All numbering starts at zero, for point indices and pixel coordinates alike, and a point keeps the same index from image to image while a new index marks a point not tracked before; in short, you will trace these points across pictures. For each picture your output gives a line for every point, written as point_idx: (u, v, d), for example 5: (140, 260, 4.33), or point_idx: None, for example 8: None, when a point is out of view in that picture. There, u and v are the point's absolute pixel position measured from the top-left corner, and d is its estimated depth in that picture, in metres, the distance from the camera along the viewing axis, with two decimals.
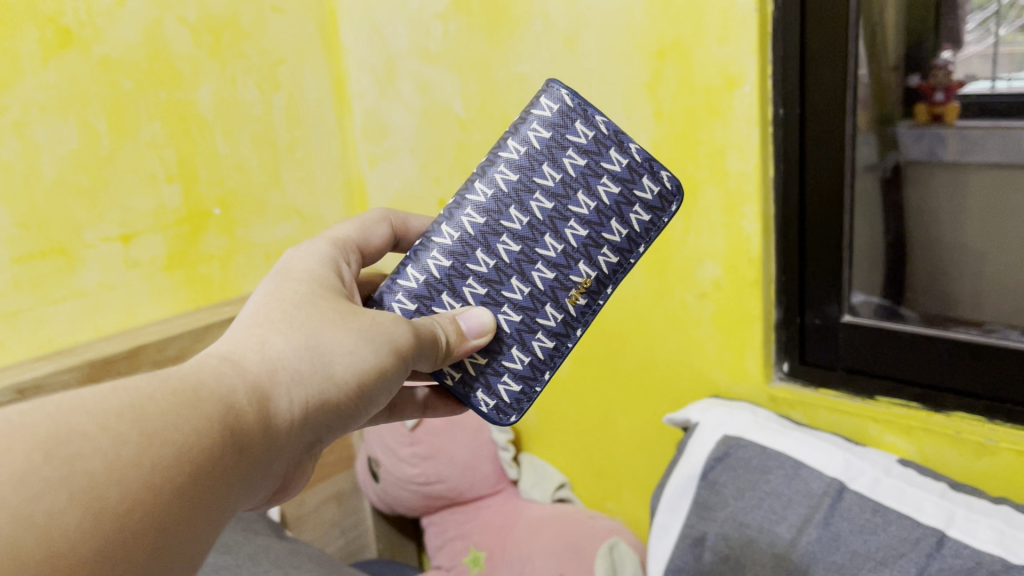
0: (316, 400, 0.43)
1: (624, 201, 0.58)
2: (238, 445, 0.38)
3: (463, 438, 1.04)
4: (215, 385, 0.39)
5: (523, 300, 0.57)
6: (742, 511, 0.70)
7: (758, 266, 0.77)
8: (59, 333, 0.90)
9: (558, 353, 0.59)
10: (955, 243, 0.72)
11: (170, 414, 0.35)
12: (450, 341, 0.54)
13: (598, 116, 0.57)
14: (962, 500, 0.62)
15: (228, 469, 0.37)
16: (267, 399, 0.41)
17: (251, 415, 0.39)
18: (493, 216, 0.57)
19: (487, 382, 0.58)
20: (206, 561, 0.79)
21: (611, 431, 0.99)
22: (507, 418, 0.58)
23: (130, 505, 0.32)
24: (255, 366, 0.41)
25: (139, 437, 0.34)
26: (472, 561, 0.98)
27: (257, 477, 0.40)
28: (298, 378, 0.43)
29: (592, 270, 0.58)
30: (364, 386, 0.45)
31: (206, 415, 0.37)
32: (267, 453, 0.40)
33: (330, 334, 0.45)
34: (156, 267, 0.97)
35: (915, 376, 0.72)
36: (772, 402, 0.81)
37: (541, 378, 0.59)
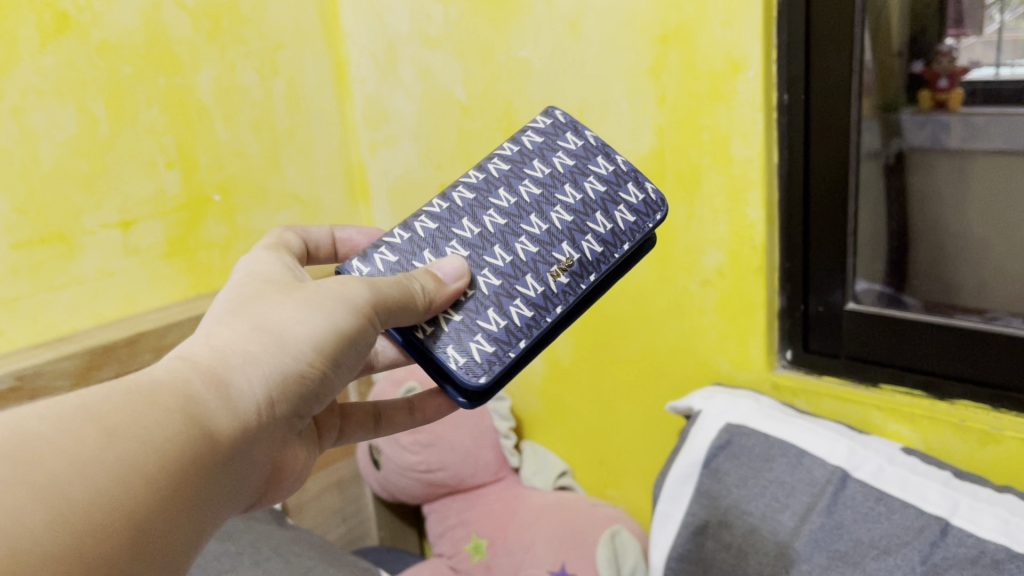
0: (275, 374, 0.43)
1: (610, 198, 0.59)
2: (205, 434, 0.38)
3: (465, 426, 1.03)
4: (168, 380, 0.39)
5: (504, 267, 0.55)
6: (744, 499, 0.70)
7: (762, 253, 0.77)
8: (58, 320, 0.89)
9: (537, 326, 0.54)
10: (958, 231, 0.71)
11: (125, 411, 0.36)
12: (432, 297, 0.51)
13: (588, 131, 0.63)
14: (966, 489, 0.62)
15: (195, 455, 0.37)
16: (225, 384, 0.41)
17: (210, 403, 0.39)
18: (483, 193, 0.59)
19: (457, 337, 0.53)
20: (205, 549, 0.79)
21: (612, 418, 0.98)
22: (475, 379, 0.51)
23: (93, 501, 0.32)
24: (206, 358, 0.41)
25: (97, 433, 0.34)
26: (473, 548, 0.98)
27: (231, 461, 0.40)
28: (252, 361, 0.42)
29: (576, 251, 0.56)
30: (328, 358, 0.45)
31: (164, 408, 0.37)
32: (236, 435, 0.40)
33: (279, 313, 0.45)
34: (155, 254, 0.97)
35: (917, 364, 0.72)
36: (775, 390, 0.81)
37: (518, 346, 0.53)
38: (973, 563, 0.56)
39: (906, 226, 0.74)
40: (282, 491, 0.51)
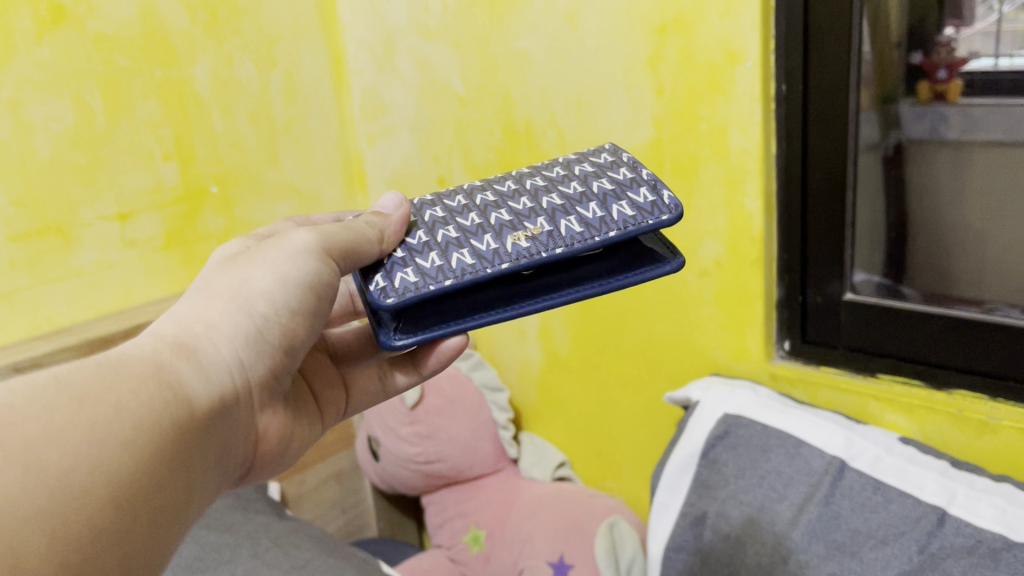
0: (241, 337, 0.45)
1: (613, 194, 0.54)
2: (181, 398, 0.39)
3: (462, 417, 1.03)
4: (136, 351, 0.40)
5: (468, 226, 0.54)
6: (742, 490, 0.70)
7: (760, 243, 0.77)
8: (56, 312, 0.89)
9: (471, 274, 0.50)
10: (956, 223, 0.71)
11: (97, 379, 0.37)
12: (382, 228, 0.53)
13: (626, 153, 0.60)
14: (963, 478, 0.62)
15: (173, 419, 0.38)
16: (192, 350, 0.42)
17: (181, 368, 0.41)
18: (491, 182, 0.60)
19: (390, 268, 0.52)
20: (204, 541, 0.79)
21: (610, 409, 0.98)
22: (384, 299, 0.50)
23: (74, 463, 0.33)
24: (169, 330, 0.43)
25: (70, 399, 0.35)
26: (472, 539, 0.99)
27: (211, 422, 0.41)
28: (213, 325, 0.44)
29: (548, 224, 0.52)
30: (285, 308, 0.47)
31: (138, 374, 0.38)
32: (210, 396, 0.42)
33: (228, 279, 0.47)
34: (153, 247, 0.97)
35: (914, 353, 0.72)
36: (773, 380, 0.81)
37: (440, 282, 0.50)
38: (970, 552, 0.57)
39: (905, 219, 0.74)
40: (289, 464, 0.53)
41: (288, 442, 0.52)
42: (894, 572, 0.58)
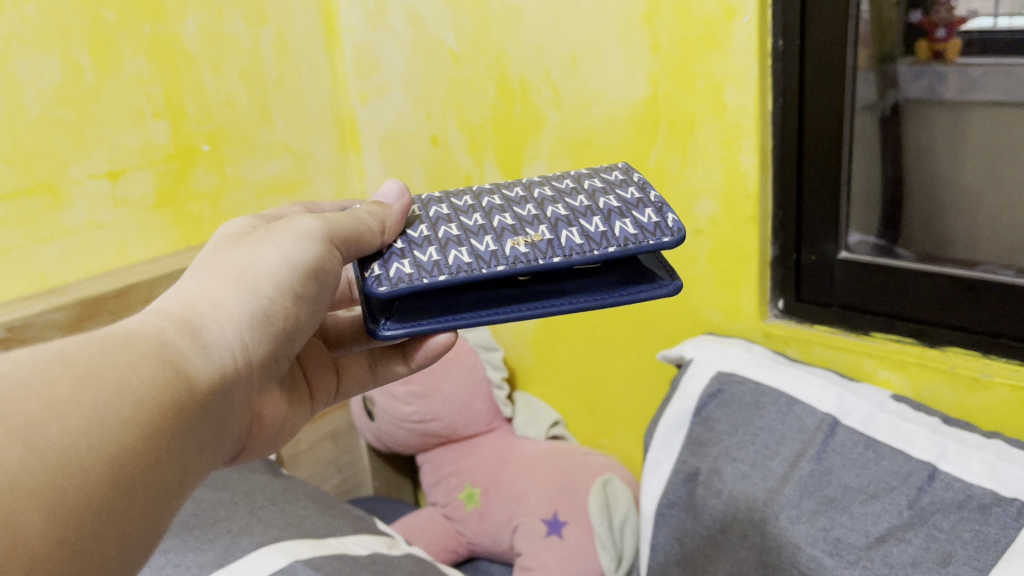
0: (246, 316, 0.44)
1: (618, 211, 0.53)
2: (183, 376, 0.39)
3: (457, 374, 1.03)
4: (142, 327, 0.40)
5: (470, 225, 0.53)
6: (734, 447, 0.70)
7: (755, 201, 0.76)
8: (48, 272, 0.89)
9: (466, 270, 0.50)
10: (953, 183, 0.70)
11: (100, 355, 0.36)
12: (382, 219, 0.53)
13: (637, 172, 0.59)
14: (954, 434, 0.63)
15: (174, 397, 0.38)
16: (197, 327, 0.42)
17: (185, 345, 0.40)
18: (500, 185, 0.59)
19: (388, 258, 0.52)
20: (200, 499, 0.80)
21: (605, 367, 0.99)
22: (377, 287, 0.49)
23: (75, 439, 0.33)
24: (175, 307, 0.42)
25: (73, 375, 0.34)
26: (466, 497, 1.00)
27: (214, 401, 0.41)
28: (219, 304, 0.44)
29: (549, 233, 0.51)
30: (289, 291, 0.47)
31: (140, 352, 0.38)
32: (216, 371, 0.42)
33: (234, 258, 0.46)
34: (145, 206, 0.96)
35: (908, 312, 0.72)
36: (767, 338, 0.81)
37: (434, 276, 0.50)
38: (960, 507, 0.57)
39: (901, 180, 0.73)
40: (279, 444, 0.53)
41: (279, 425, 0.52)
42: (884, 527, 0.59)
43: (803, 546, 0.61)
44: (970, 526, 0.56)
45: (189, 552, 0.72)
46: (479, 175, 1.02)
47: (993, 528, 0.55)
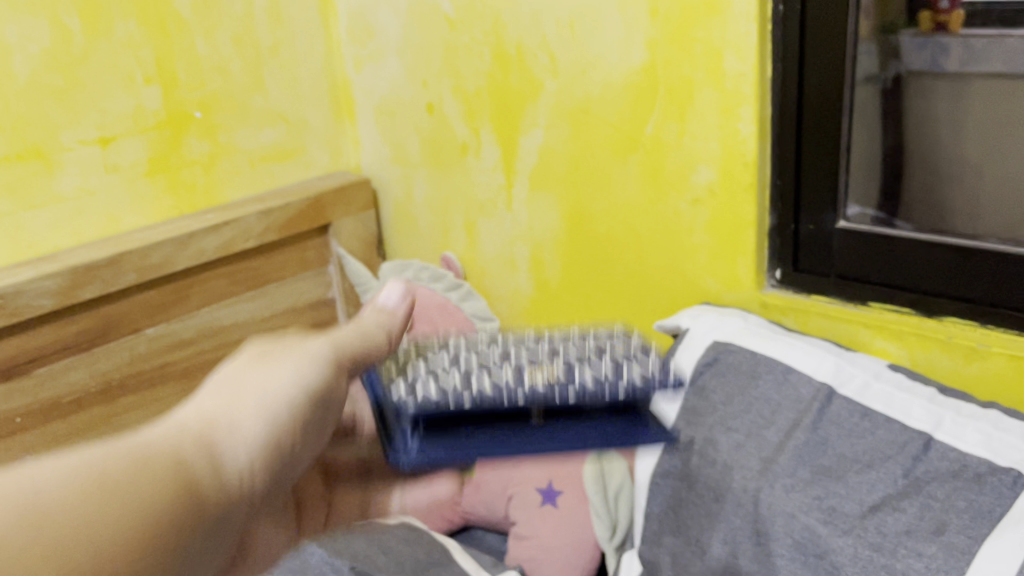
0: (265, 447, 0.44)
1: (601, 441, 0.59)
2: (194, 501, 0.39)
3: (453, 345, 1.01)
4: (163, 451, 0.39)
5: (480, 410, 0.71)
6: (729, 416, 0.70)
7: (753, 169, 0.76)
8: (40, 239, 0.88)
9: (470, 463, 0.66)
10: (954, 155, 0.72)
11: (124, 486, 0.36)
12: (389, 326, 0.56)
13: None
14: (951, 404, 0.62)
15: (183, 523, 0.37)
16: (215, 451, 0.42)
17: (198, 468, 0.40)
18: None
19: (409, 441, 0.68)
20: None
21: (601, 337, 0.98)
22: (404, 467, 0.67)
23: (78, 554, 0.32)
24: (194, 425, 0.42)
25: (93, 504, 0.34)
26: None
27: (221, 525, 0.40)
28: (238, 425, 0.44)
29: None
30: (302, 417, 0.47)
31: (157, 477, 0.37)
32: (245, 468, 0.42)
33: (258, 377, 0.47)
34: (137, 173, 0.95)
35: (905, 283, 0.71)
36: (764, 309, 0.80)
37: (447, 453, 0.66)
38: (954, 476, 0.57)
39: (904, 149, 0.74)
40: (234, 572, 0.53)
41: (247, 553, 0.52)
42: (878, 496, 0.59)
43: (797, 515, 0.60)
44: (965, 496, 0.55)
45: None
46: (475, 144, 1.01)
47: (987, 498, 0.55)
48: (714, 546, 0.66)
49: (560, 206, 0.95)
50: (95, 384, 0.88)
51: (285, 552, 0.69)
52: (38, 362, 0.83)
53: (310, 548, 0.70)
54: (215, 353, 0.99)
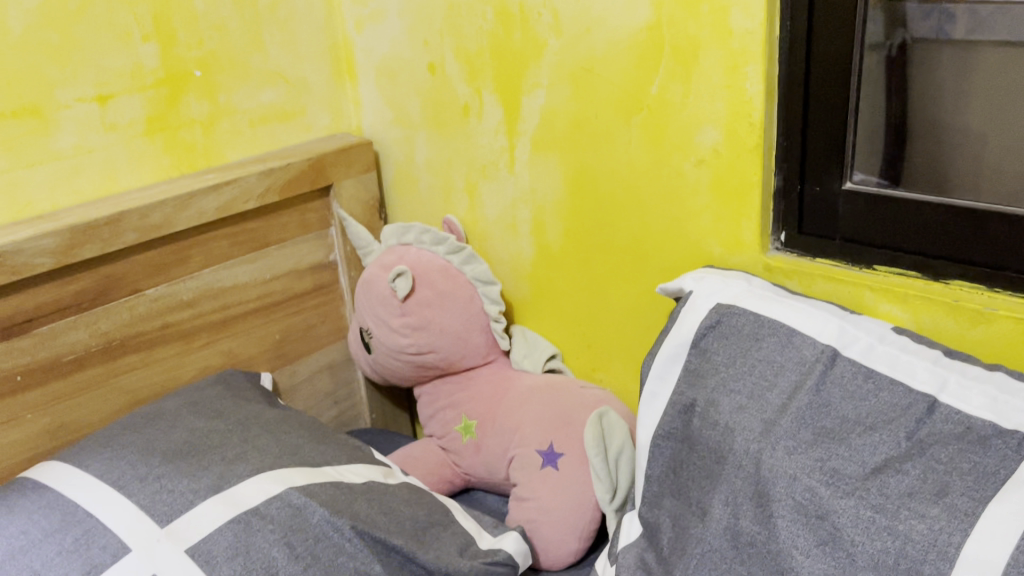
0: None
1: None
2: None
3: (454, 307, 1.00)
4: None
5: None
6: (731, 378, 0.69)
7: (759, 130, 0.75)
8: (38, 197, 0.87)
9: None
10: (956, 127, 0.69)
11: None
12: None
13: None
14: (956, 367, 0.62)
15: None
16: None
17: None
18: None
19: None
20: (195, 426, 0.79)
21: (602, 301, 0.97)
22: None
23: None
24: None
25: None
26: (462, 429, 1.00)
27: None
28: None
29: None
30: None
31: None
32: None
33: None
34: (135, 132, 0.94)
35: (912, 246, 0.71)
36: (767, 271, 0.80)
37: None
38: (959, 439, 0.57)
39: (906, 120, 0.71)
40: None
41: None
42: (882, 458, 0.59)
43: (798, 476, 0.60)
44: (969, 458, 0.56)
45: (183, 478, 0.71)
46: (477, 105, 0.99)
47: (992, 460, 0.55)
48: (714, 509, 0.65)
49: (563, 168, 0.94)
50: (96, 343, 0.88)
51: (286, 511, 0.70)
52: (38, 321, 0.82)
53: (311, 508, 0.71)
54: (216, 314, 0.99)
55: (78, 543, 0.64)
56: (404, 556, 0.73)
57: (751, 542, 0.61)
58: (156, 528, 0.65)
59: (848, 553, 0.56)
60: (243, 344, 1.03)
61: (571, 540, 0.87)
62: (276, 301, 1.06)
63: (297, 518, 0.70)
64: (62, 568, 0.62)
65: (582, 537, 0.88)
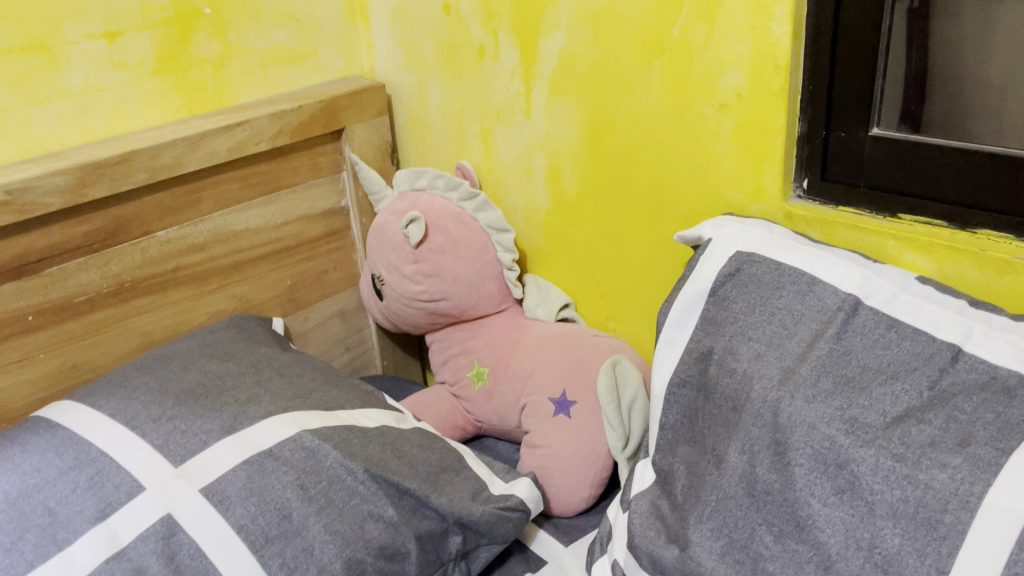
0: None
1: None
2: None
3: (468, 255, 0.99)
4: None
5: None
6: (750, 326, 0.68)
7: (786, 72, 0.73)
8: (46, 135, 0.86)
9: None
10: (978, 79, 0.67)
11: None
12: None
13: None
14: (981, 317, 0.61)
15: None
16: None
17: None
18: None
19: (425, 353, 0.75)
20: (208, 368, 0.79)
21: (617, 249, 0.96)
22: None
23: None
24: None
25: None
26: (474, 376, 1.00)
27: None
28: None
29: None
30: None
31: None
32: None
33: None
34: (145, 70, 0.92)
35: (939, 193, 0.69)
36: (789, 219, 0.78)
37: None
38: (983, 389, 0.56)
39: (925, 73, 0.69)
40: None
41: None
42: (903, 407, 0.58)
43: (817, 425, 0.60)
44: (993, 409, 0.55)
45: (196, 419, 0.70)
46: (493, 47, 0.97)
47: (1017, 410, 0.54)
48: (730, 457, 0.65)
49: (580, 113, 0.92)
50: (107, 285, 0.87)
51: (300, 454, 0.70)
52: (48, 261, 0.82)
53: (324, 450, 0.71)
54: (228, 259, 0.98)
55: (93, 481, 0.63)
56: (417, 500, 0.73)
57: (768, 491, 0.61)
58: (171, 468, 0.65)
59: (866, 502, 0.55)
60: (255, 289, 1.02)
61: (582, 487, 0.87)
62: (288, 246, 1.05)
63: (310, 460, 0.70)
64: (77, 506, 0.62)
65: (593, 484, 0.88)
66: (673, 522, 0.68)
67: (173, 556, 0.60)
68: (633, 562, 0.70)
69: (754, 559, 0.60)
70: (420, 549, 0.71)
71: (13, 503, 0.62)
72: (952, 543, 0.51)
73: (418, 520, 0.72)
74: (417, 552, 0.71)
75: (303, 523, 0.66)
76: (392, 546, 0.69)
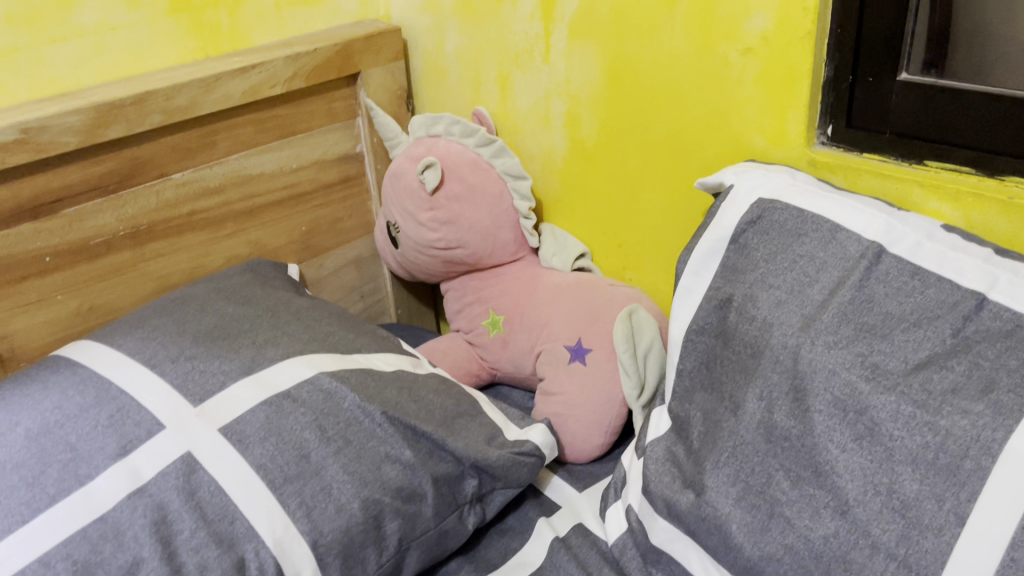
0: None
1: None
2: None
3: (485, 202, 0.98)
4: None
5: None
6: (771, 274, 0.68)
7: (813, 15, 0.71)
8: (61, 75, 0.85)
9: None
10: (1007, 25, 0.66)
11: None
12: None
13: None
14: (1007, 265, 0.60)
15: None
16: None
17: None
18: None
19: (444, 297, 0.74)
20: (226, 311, 0.79)
21: (635, 198, 0.95)
22: None
23: None
24: None
25: None
26: (489, 324, 1.00)
27: None
28: None
29: None
30: None
31: None
32: None
33: None
34: (159, 11, 0.91)
35: (967, 141, 0.67)
36: (812, 167, 0.77)
37: None
38: (1007, 336, 0.55)
39: (953, 17, 0.67)
40: None
41: None
42: (925, 354, 0.57)
43: (838, 372, 0.59)
44: (1017, 356, 0.54)
45: (214, 360, 0.71)
46: None
47: None
48: (748, 404, 0.65)
49: (600, 57, 0.90)
50: (123, 227, 0.87)
51: (317, 395, 0.70)
52: (65, 202, 0.81)
53: (342, 392, 0.72)
54: (243, 203, 0.98)
55: (113, 419, 0.64)
56: (433, 443, 0.74)
57: (786, 437, 0.61)
58: (191, 407, 0.66)
59: (886, 447, 0.55)
60: (271, 235, 1.02)
61: (596, 434, 0.88)
62: (303, 192, 1.05)
63: (328, 402, 0.70)
64: (98, 442, 0.62)
65: (607, 431, 0.88)
66: (688, 468, 0.68)
67: (194, 493, 0.61)
68: (648, 507, 0.71)
69: (771, 504, 0.60)
70: (437, 491, 0.72)
71: (34, 439, 0.62)
72: (972, 489, 0.51)
73: (434, 463, 0.73)
74: (433, 494, 0.71)
75: (321, 464, 0.66)
76: (409, 487, 0.70)
